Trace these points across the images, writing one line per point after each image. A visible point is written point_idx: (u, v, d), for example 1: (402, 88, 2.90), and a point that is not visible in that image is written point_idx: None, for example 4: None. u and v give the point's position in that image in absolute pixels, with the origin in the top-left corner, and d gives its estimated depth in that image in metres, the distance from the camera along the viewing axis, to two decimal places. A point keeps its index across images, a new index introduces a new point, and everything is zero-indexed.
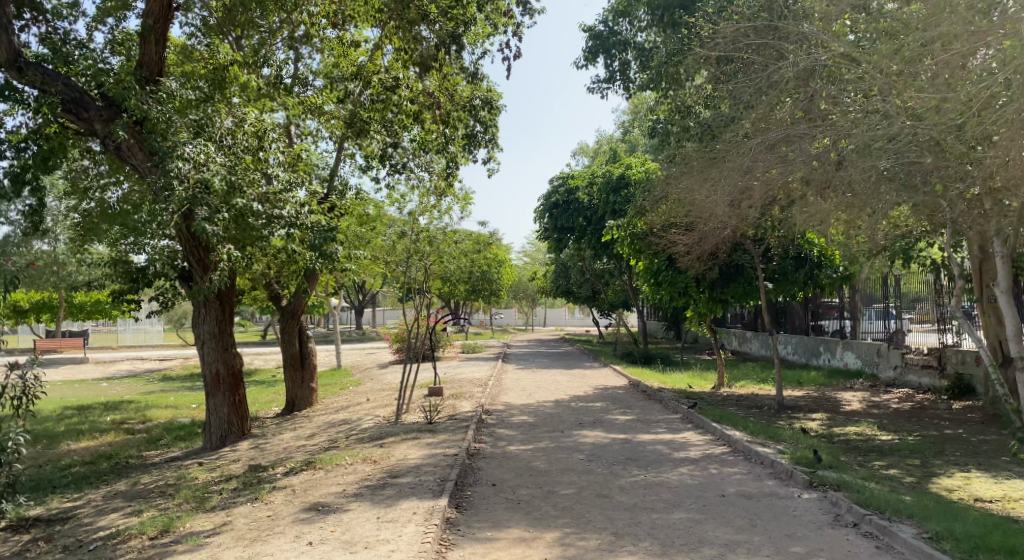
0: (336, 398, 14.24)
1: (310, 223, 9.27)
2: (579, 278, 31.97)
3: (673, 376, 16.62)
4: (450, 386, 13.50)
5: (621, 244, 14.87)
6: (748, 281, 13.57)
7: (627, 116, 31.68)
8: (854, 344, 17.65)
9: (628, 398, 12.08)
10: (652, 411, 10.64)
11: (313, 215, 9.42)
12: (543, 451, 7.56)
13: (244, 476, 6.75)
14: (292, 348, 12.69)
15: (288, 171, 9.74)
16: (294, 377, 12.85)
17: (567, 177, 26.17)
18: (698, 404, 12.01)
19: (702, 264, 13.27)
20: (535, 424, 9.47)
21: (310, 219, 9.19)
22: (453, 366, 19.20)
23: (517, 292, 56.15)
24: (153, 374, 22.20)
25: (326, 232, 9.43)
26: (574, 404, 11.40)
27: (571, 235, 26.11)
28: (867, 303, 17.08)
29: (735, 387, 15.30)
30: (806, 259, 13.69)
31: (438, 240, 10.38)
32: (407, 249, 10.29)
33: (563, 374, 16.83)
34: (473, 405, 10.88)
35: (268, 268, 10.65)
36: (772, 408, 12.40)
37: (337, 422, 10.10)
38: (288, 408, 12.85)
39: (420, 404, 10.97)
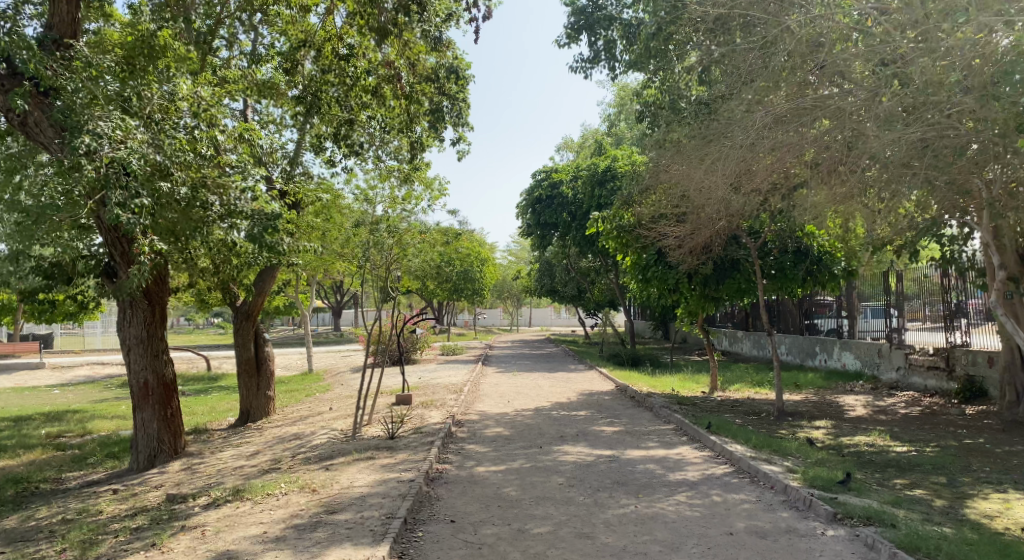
0: (298, 407, 13.08)
1: (251, 211, 8.05)
2: (564, 277, 30.96)
3: (663, 379, 15.62)
4: (421, 392, 12.40)
5: (607, 238, 13.80)
6: (743, 277, 12.56)
7: (612, 109, 30.81)
8: (852, 344, 16.79)
9: (616, 406, 11.06)
10: (642, 420, 9.63)
11: (257, 202, 8.24)
12: (517, 474, 6.49)
13: (156, 510, 5.60)
14: (247, 351, 11.57)
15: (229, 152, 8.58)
16: (249, 385, 11.71)
17: (551, 171, 25.20)
18: (692, 411, 11.02)
19: (695, 259, 12.21)
20: (510, 438, 8.40)
21: (252, 208, 8.11)
22: (429, 370, 18.09)
23: (502, 291, 55.11)
24: (110, 380, 20.81)
25: (272, 220, 8.10)
26: (556, 412, 10.38)
27: (555, 231, 25.14)
28: (865, 301, 16.23)
29: (729, 391, 14.33)
30: (805, 253, 12.75)
31: (402, 231, 9.27)
32: (367, 241, 9.17)
33: (546, 378, 15.75)
34: (444, 416, 9.78)
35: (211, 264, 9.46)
36: (771, 414, 11.44)
37: (289, 436, 8.97)
38: (242, 418, 11.70)
39: (384, 415, 9.88)
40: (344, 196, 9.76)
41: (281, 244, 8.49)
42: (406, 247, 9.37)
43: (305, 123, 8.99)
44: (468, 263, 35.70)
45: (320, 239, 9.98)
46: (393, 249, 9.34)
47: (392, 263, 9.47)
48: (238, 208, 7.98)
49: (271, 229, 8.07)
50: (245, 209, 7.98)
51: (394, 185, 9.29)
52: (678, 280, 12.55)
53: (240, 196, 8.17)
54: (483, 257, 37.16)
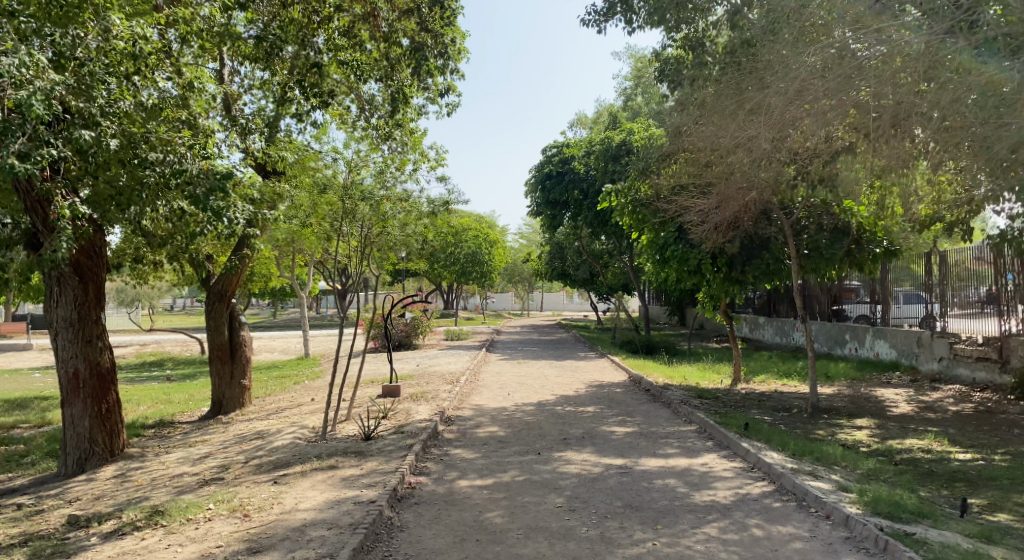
0: (279, 397, 11.96)
1: (197, 171, 6.77)
2: (576, 259, 29.61)
3: (680, 369, 14.35)
4: (412, 383, 11.22)
5: (620, 213, 12.33)
6: (773, 256, 11.10)
7: (629, 81, 29.23)
8: (887, 332, 15.38)
9: (628, 401, 9.81)
10: (658, 419, 8.38)
11: (204, 161, 6.96)
12: (506, 492, 5.26)
13: (45, 539, 4.45)
14: (220, 335, 10.46)
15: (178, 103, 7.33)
16: (222, 373, 10.56)
17: (562, 146, 23.80)
18: (714, 408, 9.75)
19: (720, 237, 10.77)
20: (503, 441, 7.18)
21: (200, 168, 6.80)
22: (428, 357, 16.92)
23: (512, 274, 53.83)
24: None
25: (221, 181, 6.80)
26: (559, 408, 9.16)
27: (566, 211, 23.76)
28: (902, 286, 14.85)
29: (754, 384, 13.05)
30: (844, 231, 11.29)
31: (379, 196, 8.01)
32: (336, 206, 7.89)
33: (552, 368, 14.51)
34: (432, 411, 8.60)
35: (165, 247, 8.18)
36: (803, 411, 10.14)
37: (251, 435, 7.82)
38: (213, 409, 10.58)
39: (364, 411, 8.69)
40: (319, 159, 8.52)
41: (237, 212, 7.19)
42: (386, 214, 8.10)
43: (269, 71, 7.75)
44: (476, 244, 34.50)
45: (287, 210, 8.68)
46: (369, 215, 8.09)
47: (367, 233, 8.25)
48: (182, 167, 6.67)
49: (220, 191, 6.76)
50: (190, 169, 6.69)
51: (374, 143, 8.16)
52: (702, 260, 11.09)
53: (185, 154, 6.90)
54: (492, 238, 35.91)
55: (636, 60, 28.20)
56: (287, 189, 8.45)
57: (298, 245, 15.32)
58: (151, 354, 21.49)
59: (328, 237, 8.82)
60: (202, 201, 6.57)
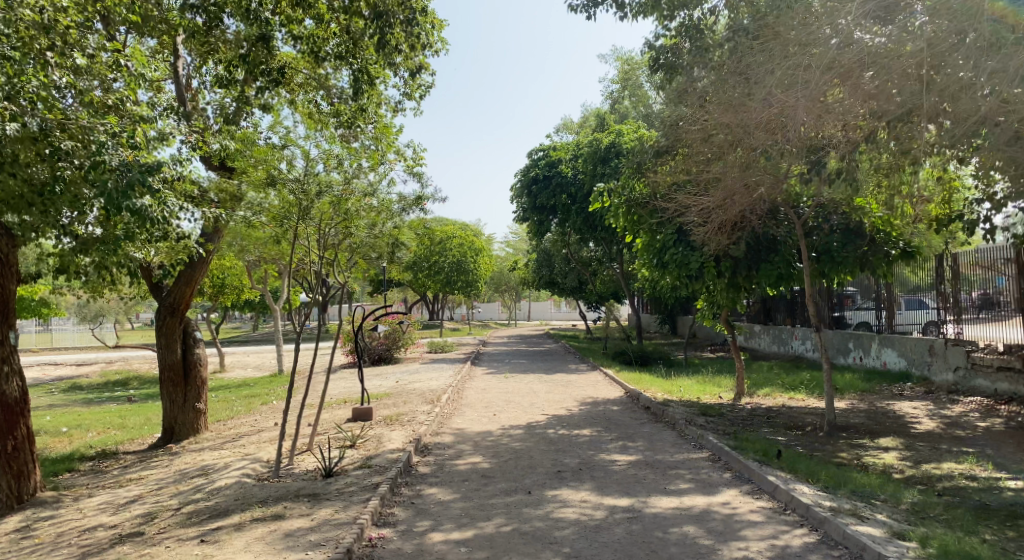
0: (241, 420, 10.84)
1: (115, 162, 5.29)
2: (565, 267, 28.67)
3: (679, 382, 13.41)
4: (388, 404, 10.15)
5: (614, 215, 11.33)
6: (783, 259, 10.10)
7: (616, 84, 28.45)
8: (895, 340, 14.55)
9: (627, 422, 8.82)
10: (663, 443, 7.40)
11: (126, 151, 5.53)
12: (489, 550, 4.23)
13: None
14: (172, 353, 9.38)
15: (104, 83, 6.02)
16: (173, 396, 9.44)
17: (550, 150, 22.91)
18: (722, 429, 8.77)
19: (724, 237, 9.82)
20: (488, 476, 6.15)
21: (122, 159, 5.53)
22: (408, 372, 15.81)
23: (499, 283, 52.87)
24: (59, 382, 18.63)
25: (145, 172, 5.29)
26: (551, 432, 8.16)
27: (554, 216, 22.83)
28: (906, 291, 14.17)
29: (759, 399, 12.11)
30: (856, 232, 10.41)
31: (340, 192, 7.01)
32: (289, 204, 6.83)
33: (542, 383, 13.50)
34: (407, 439, 7.55)
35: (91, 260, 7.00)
36: (820, 431, 9.18)
37: (196, 471, 6.73)
38: (164, 436, 9.46)
39: (329, 440, 7.62)
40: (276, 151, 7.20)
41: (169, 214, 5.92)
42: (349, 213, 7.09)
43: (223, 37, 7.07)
44: (461, 252, 33.40)
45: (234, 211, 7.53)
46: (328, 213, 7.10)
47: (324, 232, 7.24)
48: (99, 157, 5.26)
49: (145, 186, 5.29)
50: (109, 160, 5.27)
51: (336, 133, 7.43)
52: (704, 263, 10.08)
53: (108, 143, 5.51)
54: (478, 246, 34.88)
55: (623, 62, 27.49)
56: (236, 187, 7.31)
57: (267, 252, 14.22)
58: (114, 373, 20.15)
59: (284, 242, 7.79)
60: (118, 199, 5.10)
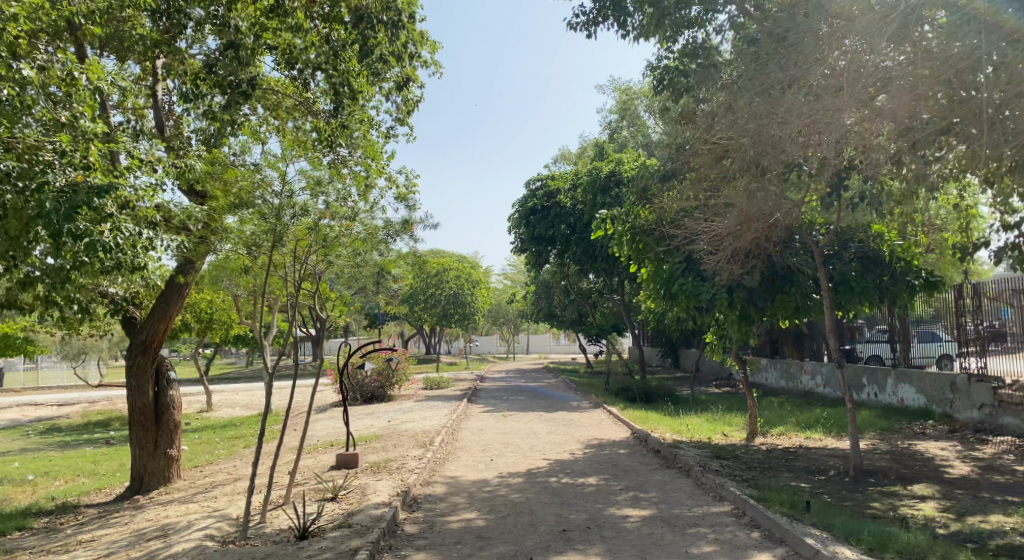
0: (219, 467, 10.06)
1: (61, 181, 4.86)
2: (564, 299, 28.08)
3: (687, 421, 12.67)
4: (377, 449, 9.40)
5: (619, 245, 10.71)
6: (800, 290, 9.46)
7: (614, 115, 28.36)
8: (913, 375, 13.88)
9: (637, 468, 8.09)
10: (679, 495, 6.67)
11: (73, 172, 5.03)
12: None
13: None
14: (143, 396, 8.70)
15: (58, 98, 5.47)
16: (142, 443, 8.68)
17: (547, 179, 22.52)
18: (741, 475, 8.05)
19: (737, 267, 9.21)
20: (483, 538, 5.40)
21: (68, 181, 4.89)
22: (402, 411, 15.05)
23: (496, 315, 52.27)
24: (37, 422, 17.83)
25: (93, 192, 4.75)
26: (554, 481, 7.42)
27: (552, 247, 22.33)
28: (918, 324, 13.79)
29: (775, 439, 11.36)
30: (874, 261, 9.86)
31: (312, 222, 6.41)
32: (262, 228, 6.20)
33: (543, 422, 12.76)
34: (395, 491, 6.82)
35: (42, 294, 6.34)
36: (846, 476, 8.45)
37: (154, 530, 5.97)
38: (132, 487, 8.67)
39: (309, 492, 6.89)
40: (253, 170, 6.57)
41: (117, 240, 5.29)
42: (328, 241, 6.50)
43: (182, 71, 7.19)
44: (458, 285, 32.78)
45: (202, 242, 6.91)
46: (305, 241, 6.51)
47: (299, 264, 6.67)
48: (43, 178, 4.77)
49: (92, 208, 4.72)
50: (52, 180, 4.77)
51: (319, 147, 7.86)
52: (716, 294, 9.43)
53: (54, 163, 5.00)
54: (476, 278, 34.31)
55: (621, 93, 27.44)
56: (204, 213, 6.72)
57: (255, 287, 13.64)
58: (96, 412, 19.33)
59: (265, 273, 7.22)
60: (58, 222, 4.51)
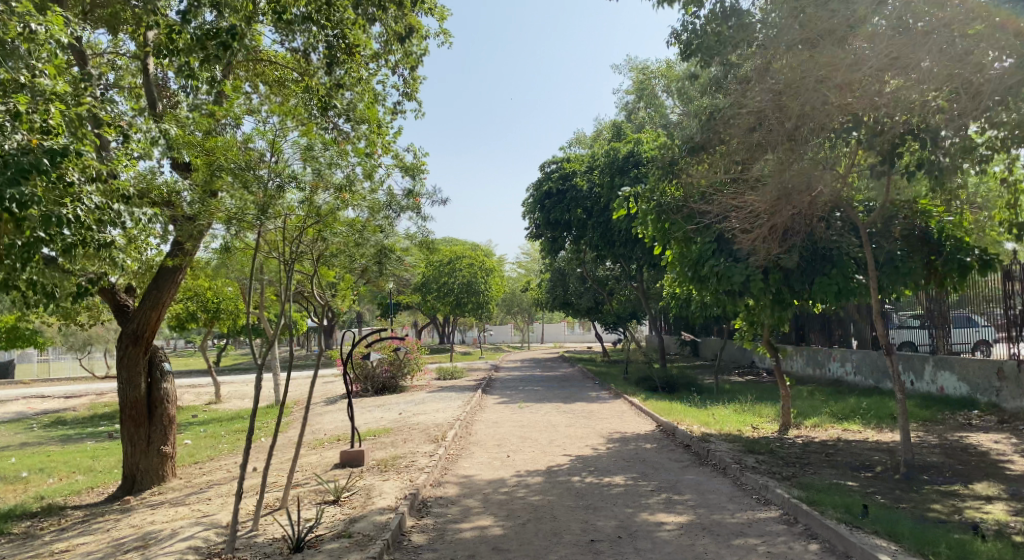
0: (219, 464, 9.52)
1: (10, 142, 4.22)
2: (580, 286, 27.42)
3: (715, 413, 11.94)
4: (386, 444, 8.81)
5: (643, 224, 9.95)
6: (842, 271, 8.61)
7: (630, 95, 27.62)
8: (954, 361, 13.06)
9: (666, 465, 7.42)
10: (717, 496, 5.99)
11: (26, 135, 4.39)
12: None
13: None
14: (135, 388, 8.17)
15: (14, 55, 4.85)
16: (134, 439, 8.16)
17: (563, 162, 21.76)
18: (782, 473, 7.35)
19: (773, 244, 8.42)
20: (500, 550, 4.74)
21: (20, 144, 4.27)
22: (413, 403, 14.47)
23: (511, 304, 51.70)
24: (42, 416, 17.49)
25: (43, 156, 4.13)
26: (577, 480, 6.77)
27: (568, 233, 21.66)
28: (954, 306, 13.08)
29: (810, 432, 10.62)
30: (922, 239, 9.06)
31: (307, 198, 5.85)
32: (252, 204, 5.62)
33: (561, 414, 12.11)
34: (403, 493, 6.21)
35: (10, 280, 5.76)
36: (896, 472, 7.72)
37: (135, 538, 5.39)
38: (124, 486, 8.14)
39: (311, 495, 6.32)
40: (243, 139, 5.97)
41: (79, 213, 4.70)
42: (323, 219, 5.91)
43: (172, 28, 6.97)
44: (471, 273, 32.17)
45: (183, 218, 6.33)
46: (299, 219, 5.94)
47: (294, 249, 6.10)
48: None
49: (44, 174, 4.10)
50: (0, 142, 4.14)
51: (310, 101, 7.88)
52: (751, 276, 8.61)
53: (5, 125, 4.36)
54: (489, 267, 33.68)
55: (638, 72, 26.67)
56: (186, 188, 6.06)
57: (260, 275, 13.09)
58: (104, 405, 18.96)
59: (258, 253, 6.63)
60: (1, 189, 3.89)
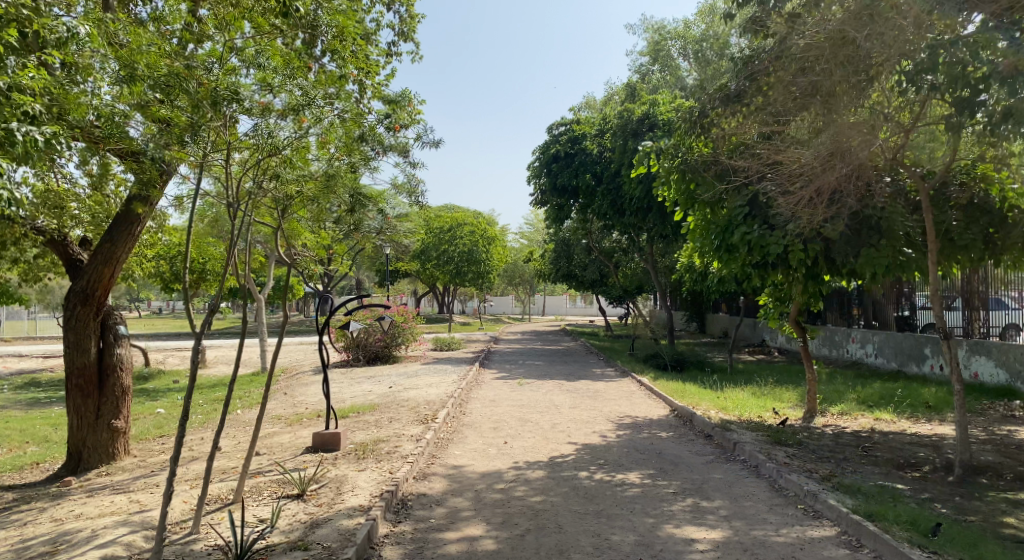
0: (184, 441, 8.58)
1: None
2: (585, 258, 26.36)
3: (732, 397, 10.90)
4: (368, 425, 7.82)
5: (665, 185, 8.73)
6: (892, 244, 7.20)
7: (643, 57, 26.14)
8: (990, 347, 12.01)
9: (688, 460, 6.41)
10: (756, 505, 4.98)
11: None
12: None
13: None
14: (84, 354, 7.19)
15: None
16: (81, 412, 7.21)
17: (572, 124, 20.47)
18: (821, 473, 6.33)
19: (819, 208, 7.10)
20: None
21: None
22: (405, 375, 13.48)
23: (513, 274, 50.63)
24: (15, 376, 16.56)
25: None
26: (584, 477, 5.77)
27: (576, 200, 20.48)
28: (991, 285, 12.14)
29: (839, 421, 9.58)
30: (983, 207, 7.83)
31: (256, 126, 4.66)
32: (176, 124, 4.38)
33: (565, 393, 11.12)
34: (379, 488, 5.23)
35: None
36: (951, 474, 6.69)
37: (46, 540, 4.41)
38: (69, 464, 7.25)
39: (273, 489, 5.35)
40: (181, 52, 4.77)
41: None
42: (276, 152, 4.75)
43: None
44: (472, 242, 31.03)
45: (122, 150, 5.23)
46: (246, 155, 4.79)
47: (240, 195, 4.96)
48: None
49: None
50: None
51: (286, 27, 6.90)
52: (788, 246, 7.29)
53: None
54: (491, 235, 32.46)
55: (654, 32, 25.18)
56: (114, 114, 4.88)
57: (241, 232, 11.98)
58: None
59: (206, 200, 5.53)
60: None
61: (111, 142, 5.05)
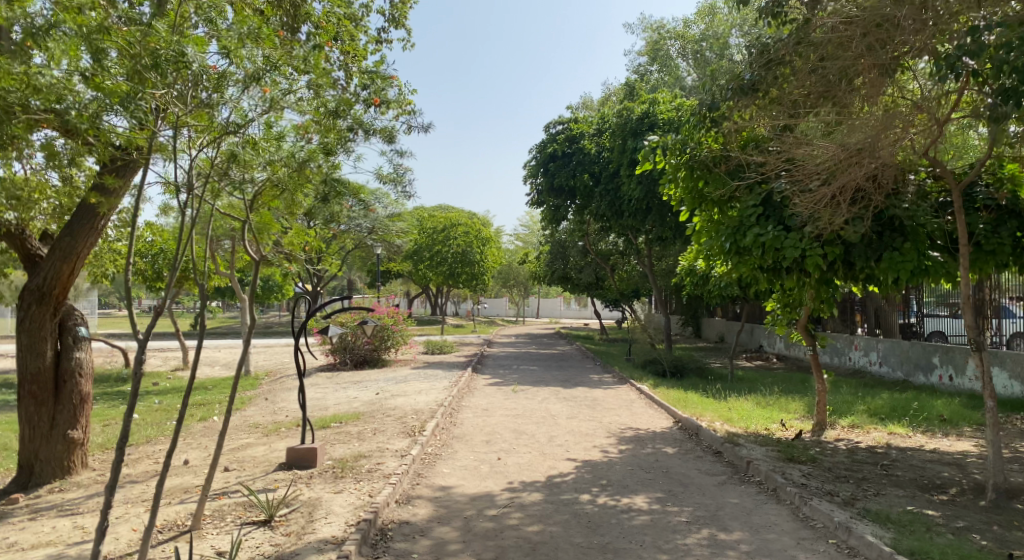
0: (151, 452, 7.95)
1: None
2: (580, 260, 25.80)
3: (737, 408, 10.33)
4: (349, 438, 7.21)
5: (672, 183, 8.17)
6: (917, 247, 6.57)
7: (643, 57, 25.60)
8: (1004, 358, 11.52)
9: (698, 482, 5.85)
10: (779, 538, 4.42)
11: None
12: None
13: None
14: (39, 359, 6.57)
15: None
16: (35, 423, 6.59)
17: (569, 123, 19.94)
18: (844, 498, 5.77)
19: (841, 208, 6.50)
20: None
21: None
22: (393, 380, 12.86)
23: (507, 276, 50.00)
24: None
25: None
26: (585, 501, 5.19)
27: (572, 201, 19.92)
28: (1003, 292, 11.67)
29: (852, 436, 9.02)
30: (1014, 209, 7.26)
31: (214, 99, 4.06)
32: (120, 93, 3.82)
33: (561, 402, 10.54)
34: (356, 515, 4.63)
35: None
36: (982, 499, 6.15)
37: None
38: (19, 479, 6.60)
39: (236, 515, 4.75)
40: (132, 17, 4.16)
41: None
42: (237, 131, 4.17)
43: None
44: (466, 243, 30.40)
45: (69, 129, 4.63)
46: (204, 134, 4.23)
47: (196, 180, 4.38)
48: None
49: None
50: None
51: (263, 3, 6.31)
52: (806, 251, 6.68)
53: None
54: (486, 236, 31.82)
55: (653, 31, 24.65)
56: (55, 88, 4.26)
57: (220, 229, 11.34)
58: None
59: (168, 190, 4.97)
60: None
61: (54, 119, 4.46)
